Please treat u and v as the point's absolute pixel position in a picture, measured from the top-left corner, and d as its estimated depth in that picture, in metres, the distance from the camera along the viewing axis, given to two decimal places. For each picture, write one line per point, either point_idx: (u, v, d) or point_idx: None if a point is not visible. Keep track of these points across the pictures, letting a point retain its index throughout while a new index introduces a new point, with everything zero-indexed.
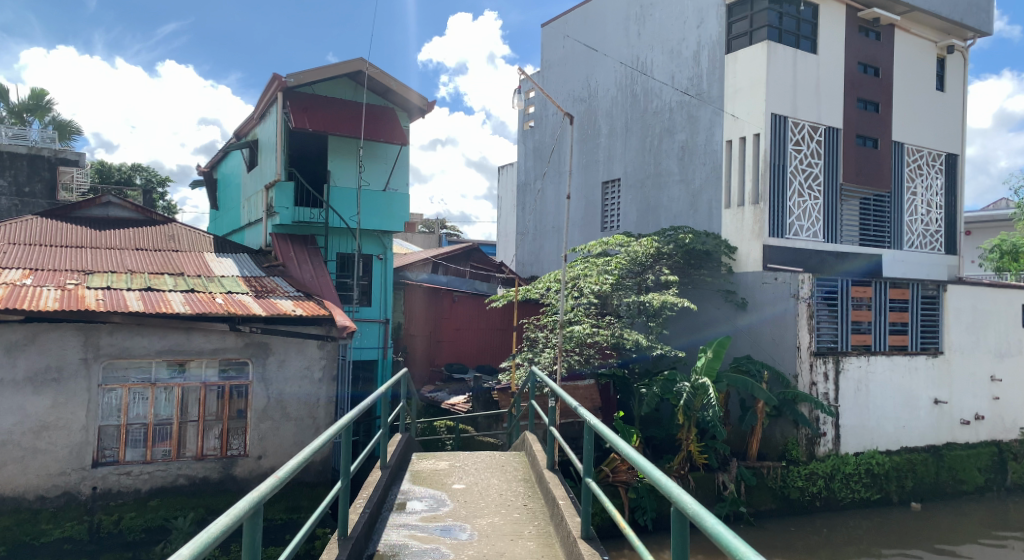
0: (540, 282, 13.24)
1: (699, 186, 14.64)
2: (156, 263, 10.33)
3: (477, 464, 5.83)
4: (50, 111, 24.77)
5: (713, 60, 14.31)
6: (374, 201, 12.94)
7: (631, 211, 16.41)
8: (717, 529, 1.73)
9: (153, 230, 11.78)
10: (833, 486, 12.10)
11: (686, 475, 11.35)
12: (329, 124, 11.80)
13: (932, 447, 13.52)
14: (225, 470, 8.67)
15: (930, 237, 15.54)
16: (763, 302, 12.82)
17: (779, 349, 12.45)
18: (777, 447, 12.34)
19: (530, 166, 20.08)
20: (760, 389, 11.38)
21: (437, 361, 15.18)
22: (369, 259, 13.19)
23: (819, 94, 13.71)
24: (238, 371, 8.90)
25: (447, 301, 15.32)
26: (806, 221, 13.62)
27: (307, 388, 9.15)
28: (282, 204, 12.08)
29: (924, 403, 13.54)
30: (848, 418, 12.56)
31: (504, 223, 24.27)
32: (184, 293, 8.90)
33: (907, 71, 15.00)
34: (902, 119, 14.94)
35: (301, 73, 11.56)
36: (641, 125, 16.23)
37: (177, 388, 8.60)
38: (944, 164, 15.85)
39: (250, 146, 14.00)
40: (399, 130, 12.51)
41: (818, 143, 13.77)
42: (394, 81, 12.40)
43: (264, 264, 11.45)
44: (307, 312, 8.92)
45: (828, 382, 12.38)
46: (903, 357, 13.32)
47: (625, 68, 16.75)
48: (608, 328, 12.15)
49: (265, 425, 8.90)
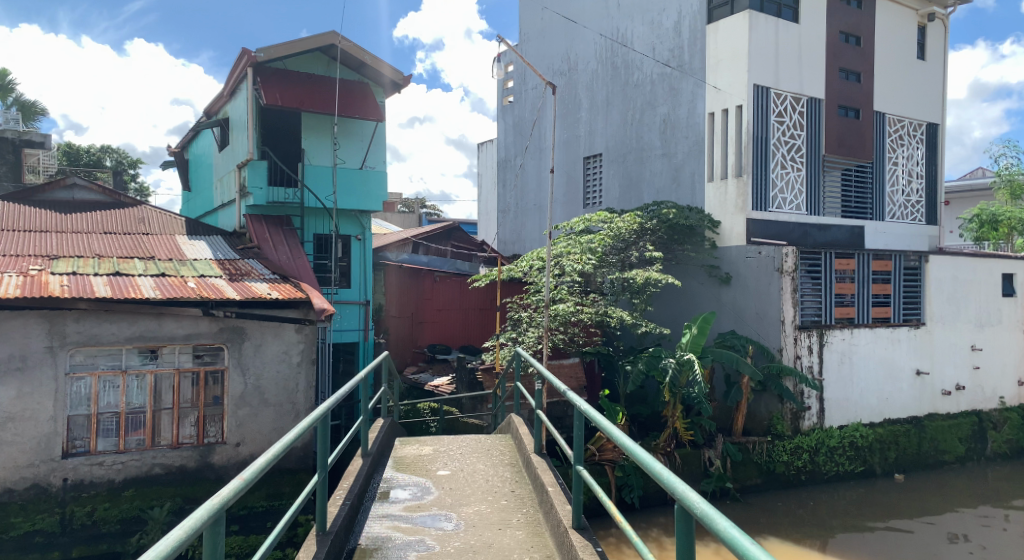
0: (522, 260, 13.04)
1: (682, 160, 14.46)
2: (125, 246, 9.95)
3: (461, 449, 5.70)
4: (13, 92, 23.87)
5: (694, 31, 14.05)
6: (350, 180, 12.59)
7: (613, 186, 16.22)
8: (719, 522, 1.54)
9: (122, 213, 11.36)
10: (817, 459, 12.21)
11: (673, 451, 11.34)
12: (301, 100, 11.39)
13: (914, 418, 13.69)
14: (203, 458, 8.44)
15: (911, 208, 15.57)
16: (748, 276, 12.76)
17: (763, 323, 12.42)
18: (762, 422, 12.37)
19: (510, 142, 19.74)
20: (745, 363, 11.36)
21: (420, 342, 15.01)
22: (347, 239, 12.86)
23: (802, 64, 13.53)
24: (213, 357, 8.63)
25: (428, 282, 15.01)
26: (789, 194, 13.53)
27: (286, 373, 8.92)
28: (255, 183, 11.83)
29: (905, 374, 13.66)
30: (832, 391, 12.64)
31: (485, 202, 23.98)
32: (154, 277, 8.58)
33: (889, 40, 14.87)
34: (883, 89, 14.84)
35: (271, 47, 11.13)
36: (622, 98, 15.96)
37: (150, 375, 8.33)
38: (925, 135, 15.82)
39: (220, 124, 13.53)
40: (375, 106, 12.14)
41: (801, 114, 13.63)
42: (368, 55, 12.00)
43: (239, 246, 11.10)
44: (282, 296, 8.67)
45: (812, 354, 12.41)
46: (886, 329, 13.40)
47: (605, 40, 16.43)
48: (592, 306, 12.02)
49: (243, 412, 8.67)
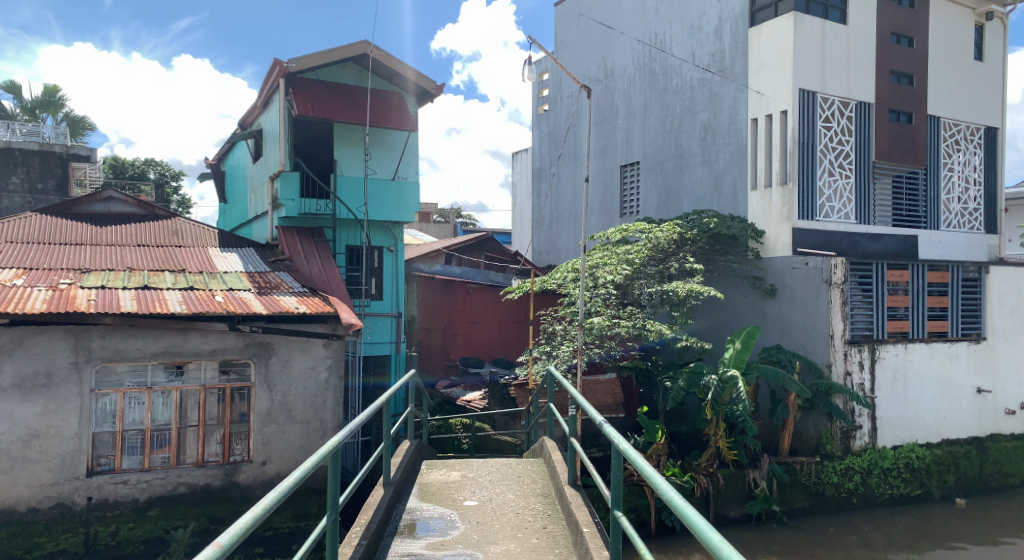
0: (557, 271, 12.66)
1: (723, 167, 13.92)
2: (157, 259, 9.93)
3: (491, 476, 5.35)
4: (63, 108, 24.59)
5: (735, 34, 13.54)
6: (381, 190, 12.41)
7: (651, 196, 15.75)
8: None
9: (156, 225, 11.39)
10: (870, 482, 11.48)
11: (715, 472, 10.81)
12: (332, 110, 11.26)
13: (975, 439, 12.79)
14: (228, 477, 8.30)
15: (969, 216, 14.68)
16: (794, 288, 12.13)
17: (811, 337, 11.78)
18: (810, 441, 11.69)
19: (545, 151, 19.43)
20: (792, 381, 10.73)
21: (452, 356, 14.71)
22: (379, 250, 12.70)
23: (850, 67, 12.89)
24: (239, 373, 8.49)
25: (461, 293, 14.84)
26: (837, 202, 12.87)
27: (313, 390, 8.73)
28: (287, 196, 11.72)
29: (966, 392, 12.80)
30: (885, 409, 11.89)
31: (519, 211, 23.72)
32: (182, 291, 8.49)
33: (944, 40, 14.08)
34: (938, 91, 14.05)
35: (303, 57, 11.06)
36: (660, 105, 15.51)
37: (176, 392, 8.22)
38: (983, 139, 14.93)
39: (254, 136, 13.56)
40: (407, 116, 11.94)
41: (850, 118, 12.97)
42: (400, 64, 11.84)
43: (269, 258, 11.01)
44: (310, 310, 8.50)
45: (864, 371, 11.69)
46: (943, 343, 12.59)
47: (642, 46, 16.01)
48: (630, 319, 11.56)
49: (269, 429, 8.50)
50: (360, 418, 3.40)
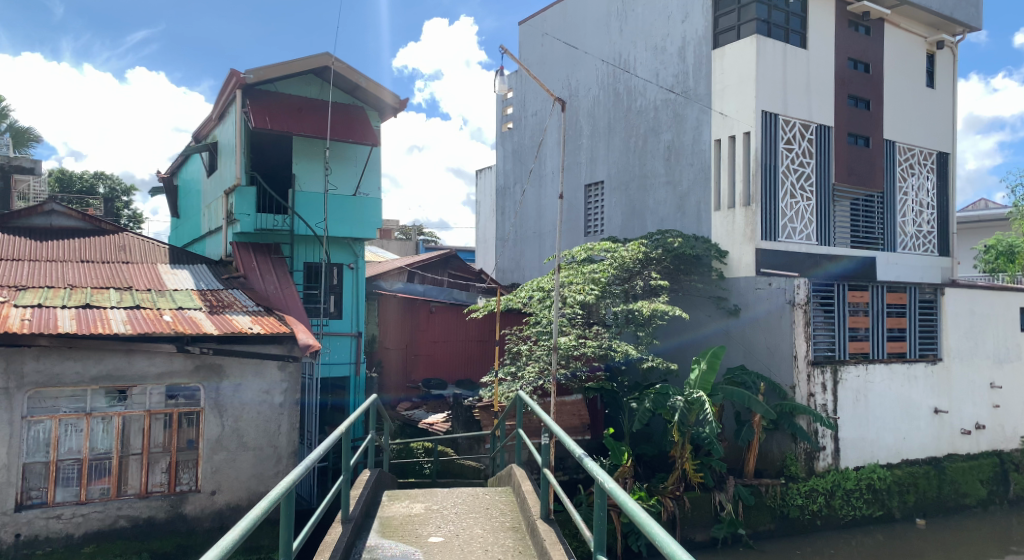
0: (522, 291, 12.48)
1: (688, 187, 14.03)
2: (102, 276, 9.38)
3: (456, 508, 5.07)
4: (7, 118, 23.48)
5: (699, 56, 13.74)
6: (342, 207, 12.07)
7: (615, 215, 15.77)
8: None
9: (103, 241, 10.80)
10: (833, 503, 11.52)
11: (682, 495, 10.67)
12: (292, 123, 10.93)
13: (933, 459, 13.03)
14: (174, 509, 7.80)
15: (922, 238, 15.11)
16: (757, 309, 12.22)
17: (775, 358, 11.85)
18: (774, 463, 11.71)
19: (510, 169, 19.34)
20: (758, 402, 10.72)
21: (414, 377, 14.33)
22: (339, 268, 12.32)
23: (810, 92, 13.19)
24: (188, 398, 8.02)
25: (424, 312, 14.53)
26: (799, 223, 13.06)
27: (268, 415, 8.31)
28: (243, 210, 11.22)
29: (924, 412, 13.05)
30: (847, 430, 12.01)
31: (483, 230, 23.55)
32: (127, 310, 8.00)
33: (897, 67, 14.56)
34: (892, 116, 14.49)
35: (262, 68, 10.72)
36: (625, 125, 15.61)
37: (118, 418, 7.70)
38: (935, 164, 15.44)
39: (209, 149, 13.07)
40: (370, 131, 11.67)
41: (810, 141, 13.23)
42: (363, 77, 11.60)
43: (223, 275, 10.53)
44: (265, 330, 8.11)
45: (826, 392, 11.80)
46: (902, 364, 12.83)
47: (607, 66, 16.14)
48: (596, 339, 11.43)
49: (219, 457, 8.04)
50: (315, 456, 3.10)
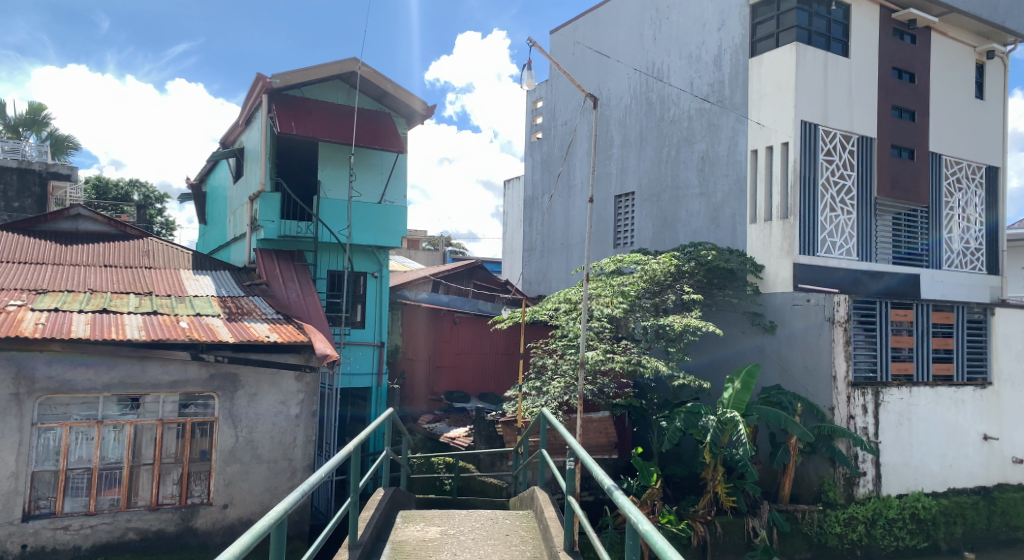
0: (548, 303, 12.14)
1: (721, 199, 13.58)
2: (123, 281, 9.29)
3: (475, 533, 4.72)
4: (49, 126, 24.01)
5: (735, 65, 13.34)
6: (366, 214, 11.89)
7: (646, 226, 15.37)
8: None
9: (127, 246, 10.77)
10: (874, 532, 10.81)
11: (714, 520, 10.14)
12: (317, 129, 10.78)
13: (982, 488, 12.27)
14: (184, 522, 7.59)
15: (970, 255, 14.36)
16: (794, 326, 11.68)
17: (812, 378, 11.28)
18: (812, 488, 11.12)
19: (538, 179, 19.05)
20: (794, 423, 10.17)
21: (436, 390, 14.01)
22: (363, 277, 12.14)
23: (851, 101, 12.65)
24: (201, 407, 7.83)
25: (447, 324, 14.18)
26: (838, 238, 12.49)
27: (283, 427, 8.08)
28: (267, 216, 11.11)
29: (972, 439, 12.32)
30: (889, 455, 11.34)
31: (510, 241, 23.29)
32: (144, 315, 7.87)
33: (943, 77, 13.94)
34: (939, 128, 13.85)
35: (289, 73, 10.65)
36: (657, 135, 15.24)
37: (129, 426, 7.54)
38: (983, 178, 14.72)
39: (236, 155, 13.02)
40: (396, 138, 11.46)
41: (851, 153, 12.68)
42: (391, 83, 11.44)
43: (246, 282, 10.40)
44: (282, 339, 7.92)
45: (867, 414, 11.17)
46: (949, 388, 12.12)
47: (639, 75, 15.81)
48: (624, 354, 10.99)
49: (232, 469, 7.82)
50: (313, 479, 2.73)
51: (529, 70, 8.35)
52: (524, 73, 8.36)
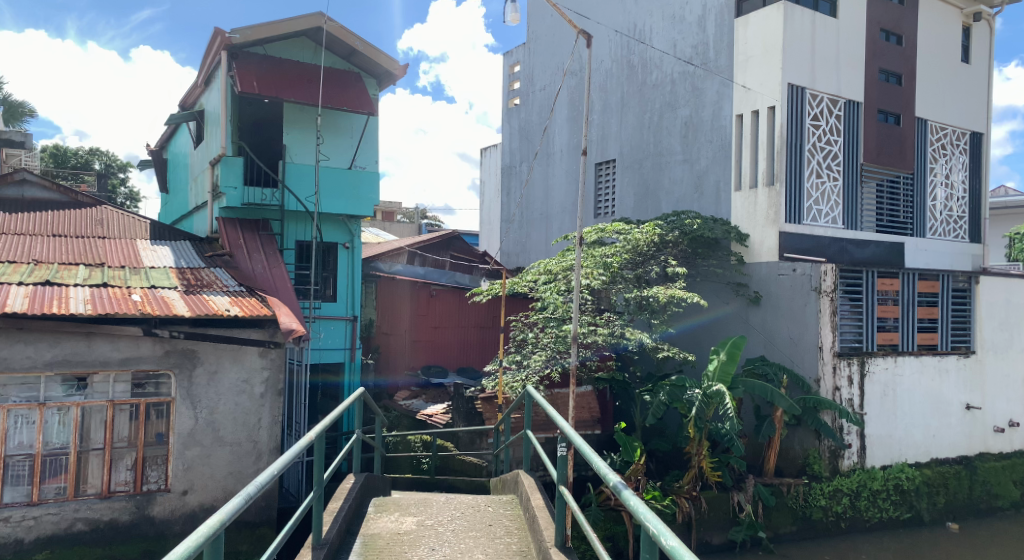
0: (528, 274, 11.68)
1: (705, 166, 13.17)
2: (72, 252, 8.60)
3: (454, 524, 4.31)
4: (0, 92, 22.62)
5: (720, 25, 12.82)
6: (336, 181, 11.25)
7: (627, 195, 14.96)
8: None
9: (79, 215, 10.02)
10: (858, 505, 10.75)
11: (699, 496, 9.94)
12: (281, 88, 10.06)
13: (964, 458, 12.29)
14: (139, 510, 7.12)
15: (953, 224, 14.18)
16: (779, 297, 11.42)
17: (798, 349, 11.06)
18: (796, 460, 10.97)
19: (516, 147, 18.45)
20: (780, 395, 9.94)
21: (413, 365, 13.57)
22: (334, 247, 11.55)
23: (839, 64, 12.23)
24: (156, 387, 7.32)
25: (424, 296, 13.73)
26: (825, 206, 12.17)
27: (246, 408, 7.62)
28: (229, 183, 10.44)
29: (954, 409, 12.29)
30: (873, 426, 11.22)
31: (487, 211, 22.72)
32: (92, 288, 7.26)
33: (931, 40, 13.58)
34: (925, 93, 13.54)
35: (248, 28, 9.89)
36: (639, 100, 14.73)
37: (76, 409, 6.99)
38: (968, 144, 14.50)
39: (196, 118, 12.22)
40: (367, 99, 10.77)
41: (838, 118, 12.31)
42: (360, 40, 10.71)
43: (207, 253, 9.76)
44: (243, 313, 7.38)
45: (852, 386, 10.99)
46: (933, 357, 12.04)
47: (621, 37, 15.24)
48: (607, 326, 10.62)
49: (191, 453, 7.34)
50: (257, 484, 2.15)
51: (512, 3, 7.71)
52: (507, 7, 7.72)
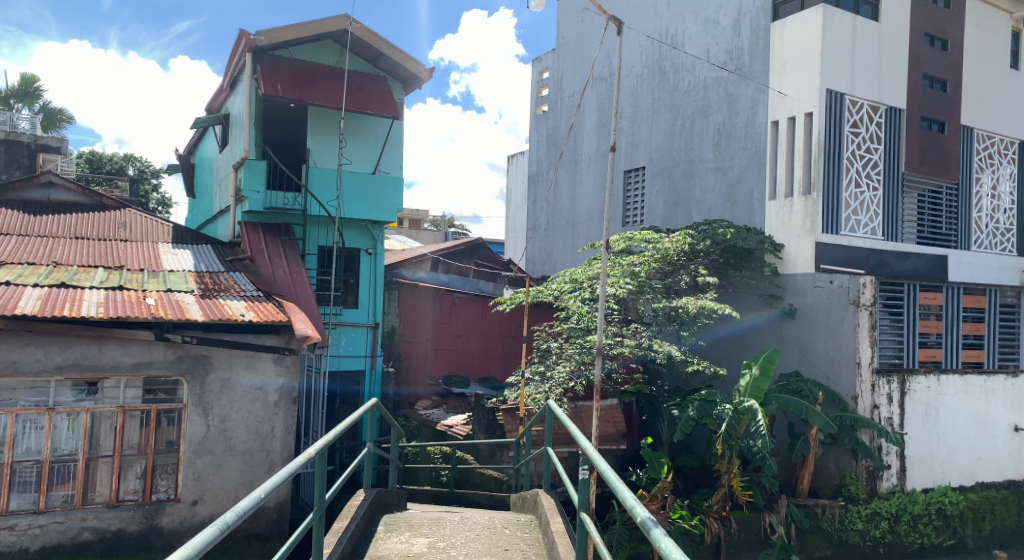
0: (553, 283, 11.37)
1: (738, 174, 12.75)
2: (93, 254, 8.54)
3: (467, 547, 4.01)
4: (40, 99, 23.09)
5: (756, 29, 12.42)
6: (358, 185, 11.10)
7: (657, 203, 14.58)
8: None
9: (102, 218, 10.00)
10: (898, 529, 10.07)
11: (728, 516, 9.45)
12: (304, 91, 9.94)
13: (1011, 483, 11.62)
14: (148, 520, 7.00)
15: (1000, 236, 13.46)
16: (814, 310, 10.93)
17: (834, 365, 10.53)
18: (832, 481, 10.42)
19: (543, 155, 18.20)
20: (817, 413, 9.43)
21: (434, 374, 13.31)
22: (356, 253, 11.38)
23: (881, 68, 11.72)
24: (168, 393, 7.20)
25: (446, 304, 13.49)
26: (864, 216, 11.62)
27: (259, 416, 7.48)
28: (251, 186, 10.37)
29: (1002, 430, 11.61)
30: (915, 447, 10.61)
31: (513, 219, 22.47)
32: (107, 290, 7.16)
33: (979, 45, 12.98)
34: (972, 100, 12.92)
35: (272, 30, 9.81)
36: (670, 106, 14.38)
37: (86, 414, 6.88)
38: (1017, 154, 13.82)
39: (222, 122, 12.20)
40: (390, 102, 10.59)
41: (879, 125, 11.77)
42: (385, 43, 10.56)
43: (228, 257, 9.66)
44: (258, 319, 7.22)
45: (892, 404, 10.39)
46: (979, 376, 11.38)
47: (652, 42, 14.92)
48: (634, 338, 10.26)
49: (202, 462, 7.21)
50: (253, 500, 1.81)
51: None
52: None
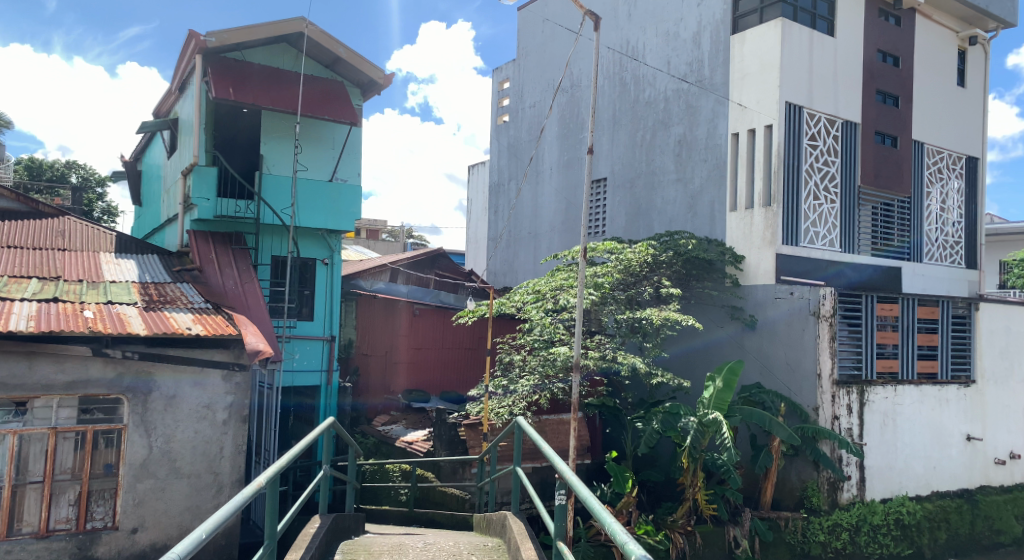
0: (516, 294, 11.19)
1: (699, 186, 12.84)
2: (26, 264, 7.97)
3: None
4: None
5: (716, 42, 12.59)
6: (315, 194, 10.75)
7: (618, 215, 14.60)
8: None
9: (39, 226, 9.39)
10: (858, 539, 10.17)
11: (693, 531, 9.37)
12: (258, 94, 9.57)
13: (965, 491, 11.89)
14: (82, 551, 6.50)
15: (949, 249, 13.92)
16: (775, 321, 11.03)
17: (795, 376, 10.63)
18: (794, 493, 10.48)
19: (505, 165, 18.08)
20: (779, 424, 9.48)
21: (394, 388, 12.96)
22: (312, 264, 11.00)
23: (836, 83, 12.01)
24: (106, 413, 6.72)
25: (406, 316, 13.17)
26: (822, 228, 11.84)
27: (207, 437, 7.06)
28: (201, 193, 9.92)
29: (955, 440, 11.91)
30: (873, 457, 10.77)
31: (474, 229, 22.26)
32: (40, 302, 6.66)
33: (927, 63, 13.46)
34: (922, 115, 13.36)
35: (225, 30, 9.44)
36: (632, 117, 14.45)
37: (13, 437, 6.35)
38: (964, 169, 14.34)
39: (170, 126, 11.67)
40: (349, 108, 10.31)
41: (835, 139, 12.05)
42: (343, 47, 10.30)
43: (175, 267, 9.17)
44: (206, 332, 6.84)
45: (852, 415, 10.53)
46: (933, 386, 11.67)
47: (614, 54, 15.00)
48: (599, 350, 10.12)
49: (143, 486, 6.75)
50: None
51: None
52: None
